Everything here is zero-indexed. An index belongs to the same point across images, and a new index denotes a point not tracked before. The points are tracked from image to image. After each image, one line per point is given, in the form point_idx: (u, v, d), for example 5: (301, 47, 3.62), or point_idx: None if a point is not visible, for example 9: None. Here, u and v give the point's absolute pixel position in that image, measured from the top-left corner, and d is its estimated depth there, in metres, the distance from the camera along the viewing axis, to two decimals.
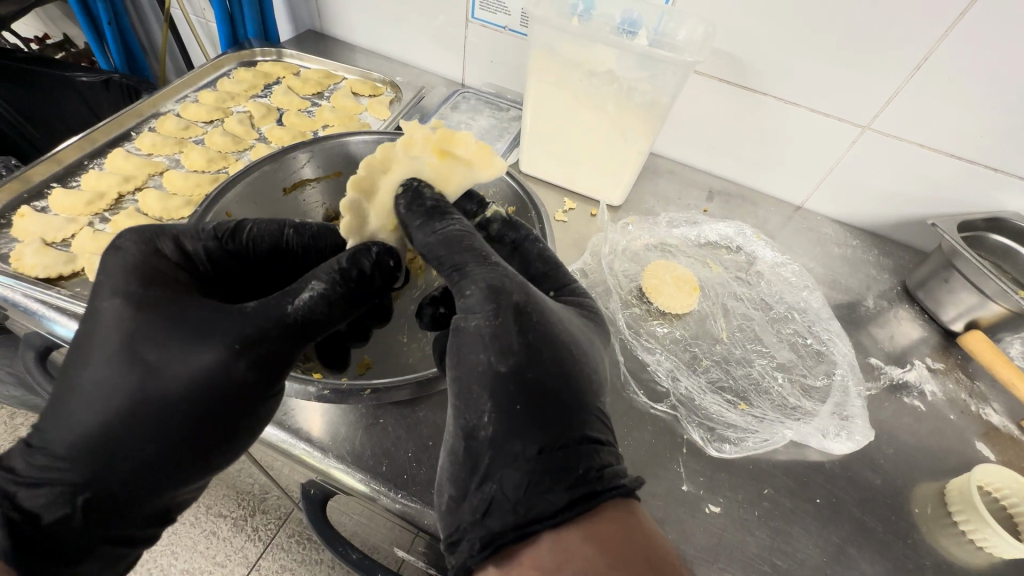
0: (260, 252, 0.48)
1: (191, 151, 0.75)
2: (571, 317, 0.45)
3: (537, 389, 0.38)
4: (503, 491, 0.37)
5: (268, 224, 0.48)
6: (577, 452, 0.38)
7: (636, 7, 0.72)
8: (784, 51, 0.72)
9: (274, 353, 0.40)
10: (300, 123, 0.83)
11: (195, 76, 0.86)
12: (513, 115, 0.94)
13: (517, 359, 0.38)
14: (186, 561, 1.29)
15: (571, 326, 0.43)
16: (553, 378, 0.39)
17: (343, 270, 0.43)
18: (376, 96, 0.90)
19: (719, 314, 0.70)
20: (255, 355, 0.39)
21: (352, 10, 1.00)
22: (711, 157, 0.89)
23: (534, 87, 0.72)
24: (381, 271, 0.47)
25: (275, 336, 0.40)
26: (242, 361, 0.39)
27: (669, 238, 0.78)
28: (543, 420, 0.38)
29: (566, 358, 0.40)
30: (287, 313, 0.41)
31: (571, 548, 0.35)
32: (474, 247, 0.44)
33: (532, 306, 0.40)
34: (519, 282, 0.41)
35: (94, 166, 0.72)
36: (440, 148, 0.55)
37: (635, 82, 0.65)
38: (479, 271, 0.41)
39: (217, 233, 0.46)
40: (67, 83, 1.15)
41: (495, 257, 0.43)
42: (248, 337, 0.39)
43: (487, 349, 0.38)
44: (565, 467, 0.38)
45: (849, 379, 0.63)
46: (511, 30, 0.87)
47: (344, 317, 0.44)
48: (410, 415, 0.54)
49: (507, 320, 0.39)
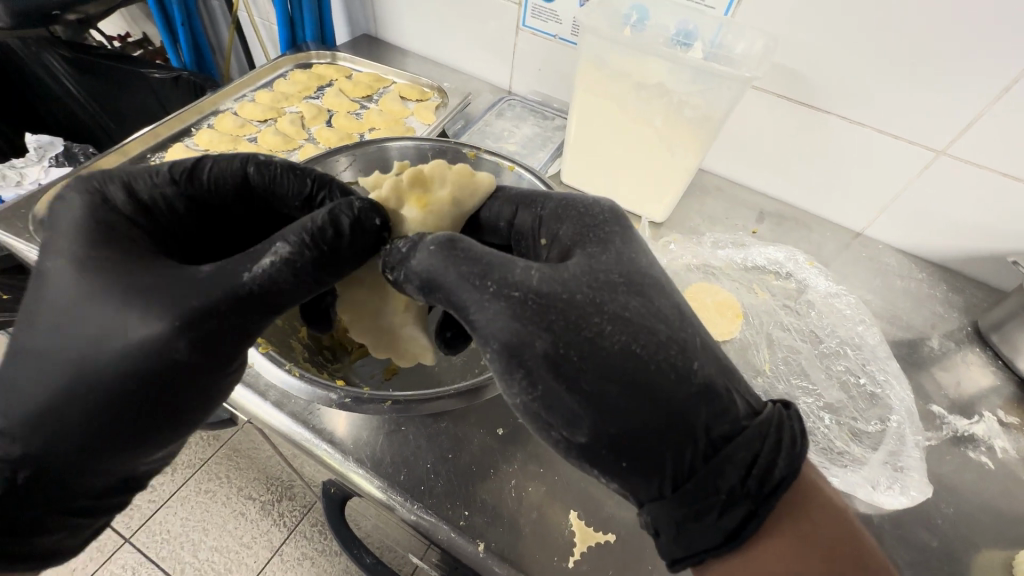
0: (227, 195, 0.45)
1: (245, 149, 0.77)
2: (600, 269, 0.38)
3: (616, 437, 0.35)
4: (659, 522, 0.36)
5: (230, 161, 0.44)
6: (709, 474, 0.34)
7: (692, 18, 0.70)
8: (849, 70, 0.67)
9: (221, 330, 0.36)
10: (348, 125, 0.84)
11: (253, 76, 0.89)
12: (558, 124, 0.92)
13: (579, 417, 0.34)
14: (215, 538, 1.35)
15: (614, 301, 0.36)
16: (611, 398, 0.34)
17: (318, 230, 0.38)
18: (424, 100, 0.91)
19: (762, 343, 0.66)
20: (198, 334, 0.35)
21: (407, 16, 1.02)
22: (764, 176, 0.84)
23: (581, 96, 0.70)
24: (363, 230, 0.42)
25: (226, 307, 0.36)
26: (186, 335, 0.34)
27: (713, 259, 0.74)
28: (645, 458, 0.35)
29: (616, 369, 0.34)
30: (242, 281, 0.36)
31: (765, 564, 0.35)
32: (470, 264, 0.37)
33: (559, 342, 0.34)
34: (535, 319, 0.34)
35: (156, 159, 0.75)
36: (416, 196, 0.52)
37: (687, 97, 0.63)
38: (482, 318, 0.36)
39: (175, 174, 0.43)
40: (141, 79, 1.24)
41: (493, 281, 0.36)
42: (193, 314, 0.35)
43: (554, 425, 0.35)
44: (705, 493, 0.34)
45: (905, 427, 0.58)
46: (561, 38, 0.87)
47: (314, 284, 0.39)
48: (431, 425, 0.54)
49: (539, 376, 0.34)
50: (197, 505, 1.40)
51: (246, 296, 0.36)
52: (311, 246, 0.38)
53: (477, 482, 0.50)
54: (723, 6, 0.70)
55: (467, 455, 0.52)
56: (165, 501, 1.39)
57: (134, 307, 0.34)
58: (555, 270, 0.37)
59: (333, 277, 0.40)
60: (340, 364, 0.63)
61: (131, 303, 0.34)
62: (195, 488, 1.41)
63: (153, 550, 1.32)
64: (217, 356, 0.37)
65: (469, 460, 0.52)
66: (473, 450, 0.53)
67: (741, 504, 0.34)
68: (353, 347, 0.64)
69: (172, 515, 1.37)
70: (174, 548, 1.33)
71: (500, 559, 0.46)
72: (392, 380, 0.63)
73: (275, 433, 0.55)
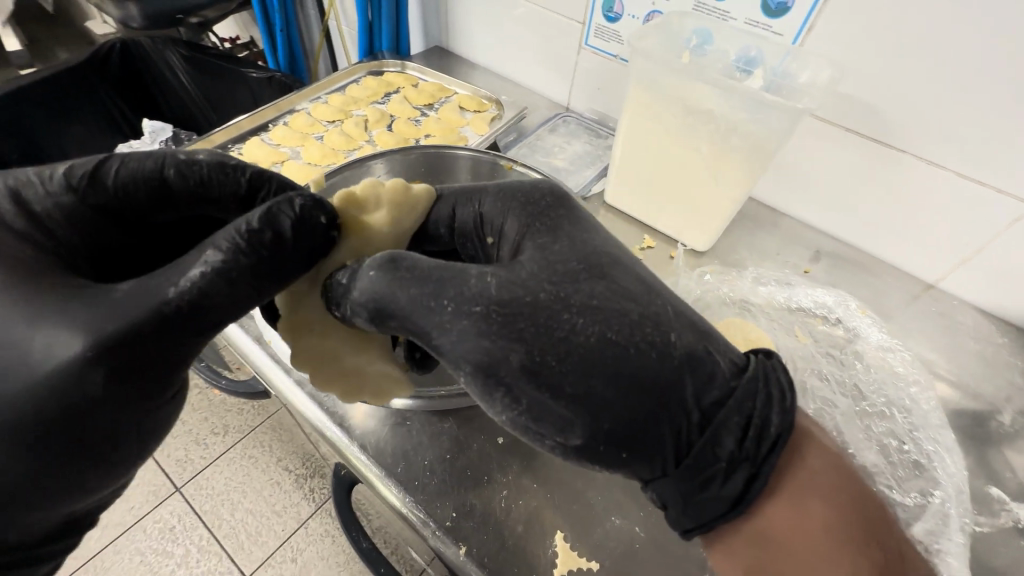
0: (139, 197, 0.48)
1: (310, 146, 0.84)
2: (555, 260, 0.42)
3: (610, 431, 0.38)
4: (668, 497, 0.39)
5: (141, 162, 0.47)
6: (703, 455, 0.37)
7: (755, 45, 0.69)
8: (927, 106, 0.62)
9: (139, 352, 0.39)
10: (406, 130, 0.89)
11: (329, 80, 0.96)
12: (610, 143, 0.92)
13: (566, 412, 0.37)
14: (251, 501, 1.45)
15: (579, 293, 0.40)
16: (597, 387, 0.37)
17: (248, 238, 0.41)
18: (481, 111, 0.94)
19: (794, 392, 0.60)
20: (115, 355, 0.38)
21: (477, 31, 1.06)
22: (824, 213, 0.79)
23: (629, 117, 0.69)
24: (301, 231, 0.44)
25: (152, 323, 0.39)
26: (103, 363, 0.37)
27: (753, 296, 0.68)
28: (642, 447, 0.38)
29: (603, 361, 0.37)
30: (171, 295, 0.39)
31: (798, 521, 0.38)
32: (418, 283, 0.40)
33: (534, 356, 0.37)
34: (502, 333, 0.37)
35: (235, 149, 0.83)
36: (353, 224, 0.51)
37: (736, 125, 0.61)
38: (440, 336, 0.39)
39: (73, 183, 0.46)
40: (241, 77, 1.38)
41: (446, 300, 0.39)
42: (109, 335, 0.38)
43: (546, 434, 0.38)
44: (707, 464, 0.38)
45: (951, 506, 0.52)
46: (621, 59, 0.88)
47: (250, 291, 0.42)
48: (432, 425, 0.55)
49: (518, 384, 0.37)
50: (240, 468, 1.51)
51: (172, 313, 0.39)
52: (245, 253, 0.41)
53: (468, 486, 0.51)
54: (793, 33, 0.68)
55: (465, 458, 0.53)
56: (214, 459, 1.51)
57: (61, 336, 0.37)
58: (511, 274, 0.41)
59: (268, 285, 0.43)
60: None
61: (60, 326, 0.37)
62: (241, 452, 1.53)
63: (198, 503, 1.43)
64: (139, 386, 0.39)
65: (466, 464, 0.53)
66: (471, 454, 0.53)
67: (741, 469, 0.37)
68: None
69: (218, 474, 1.49)
70: (215, 503, 1.44)
71: (479, 567, 0.46)
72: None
73: (293, 412, 0.59)
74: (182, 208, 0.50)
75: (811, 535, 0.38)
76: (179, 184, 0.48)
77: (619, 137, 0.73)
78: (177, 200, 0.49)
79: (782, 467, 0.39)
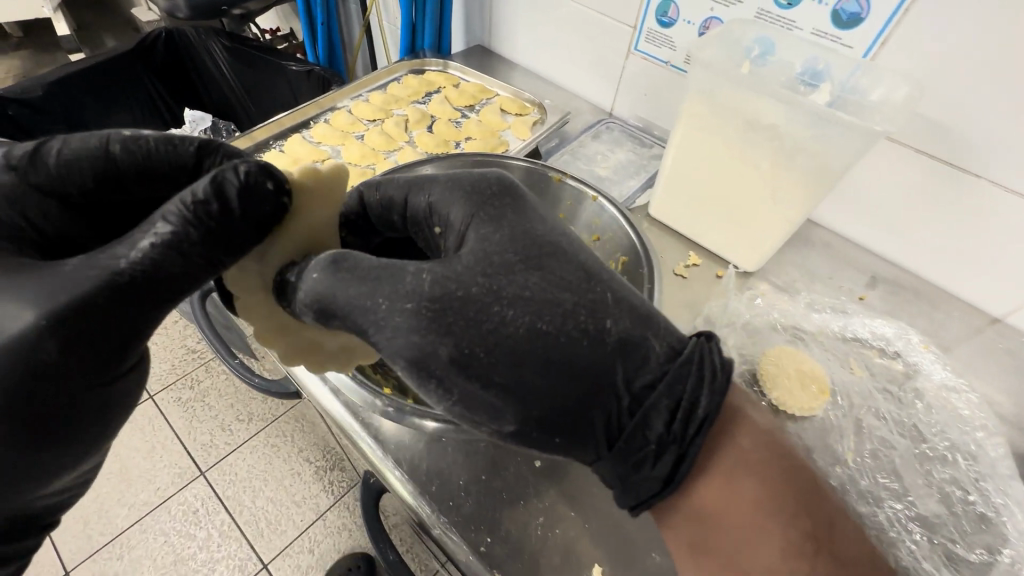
0: (85, 177, 0.45)
1: (351, 145, 0.83)
2: (497, 253, 0.41)
3: (541, 415, 0.39)
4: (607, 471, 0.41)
5: (80, 140, 0.45)
6: (634, 438, 0.38)
7: (824, 57, 0.65)
8: (1012, 130, 0.57)
9: (88, 327, 0.41)
10: (446, 131, 0.88)
11: (371, 78, 0.95)
12: (655, 153, 0.89)
13: (501, 406, 0.39)
14: (272, 490, 1.47)
15: (512, 284, 0.39)
16: (536, 378, 0.38)
17: (194, 206, 0.41)
18: (522, 115, 0.92)
19: (849, 430, 0.56)
20: (65, 334, 0.40)
21: (521, 31, 1.04)
22: (882, 237, 0.74)
23: (682, 129, 0.67)
24: (252, 202, 0.44)
25: (101, 298, 0.41)
26: (55, 335, 0.40)
27: (805, 323, 0.65)
28: (575, 438, 0.39)
29: (534, 351, 0.38)
30: (122, 266, 0.41)
31: (733, 496, 0.39)
32: (354, 280, 0.39)
33: (462, 347, 0.37)
34: (432, 329, 0.37)
35: (276, 146, 0.82)
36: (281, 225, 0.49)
37: (800, 142, 0.57)
38: (378, 339, 0.39)
39: (13, 162, 0.45)
40: (281, 69, 1.39)
41: (382, 300, 0.38)
42: (58, 313, 0.40)
43: (485, 421, 0.39)
44: (636, 448, 0.39)
45: (1021, 568, 0.48)
46: (672, 65, 0.84)
47: (199, 262, 0.43)
48: (467, 443, 0.53)
49: (452, 373, 0.37)
50: (262, 456, 1.53)
51: (124, 283, 0.41)
52: (194, 225, 0.41)
53: (503, 509, 0.50)
54: (865, 46, 0.64)
55: (500, 480, 0.51)
56: (237, 446, 1.54)
57: (23, 306, 0.40)
58: (448, 268, 0.40)
59: (223, 253, 0.44)
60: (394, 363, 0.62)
61: (9, 310, 0.39)
62: (264, 440, 1.55)
63: (220, 488, 1.46)
64: (89, 355, 0.42)
65: (501, 486, 0.51)
66: (507, 476, 0.52)
67: (669, 452, 0.39)
68: None
69: (241, 460, 1.51)
70: (237, 490, 1.46)
71: None
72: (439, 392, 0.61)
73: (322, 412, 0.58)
74: (134, 189, 0.47)
75: (743, 511, 0.39)
76: (124, 160, 0.45)
77: (670, 149, 0.70)
78: (125, 179, 0.46)
79: (709, 445, 0.41)
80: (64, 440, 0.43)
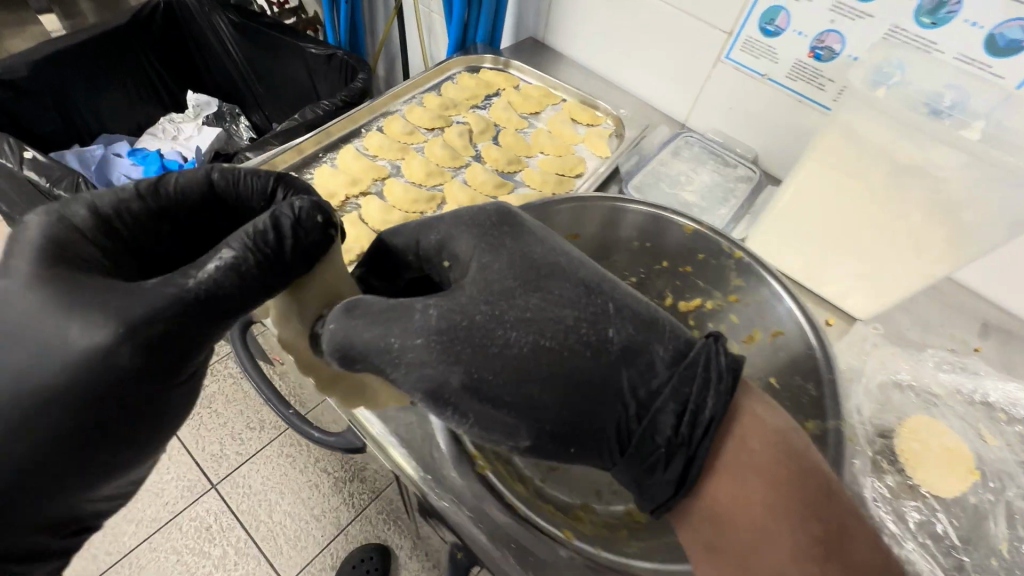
0: (194, 206, 0.47)
1: (412, 160, 0.72)
2: (492, 278, 0.42)
3: (569, 424, 0.39)
4: (625, 476, 0.40)
5: (190, 171, 0.47)
6: (653, 446, 0.38)
7: (967, 85, 0.58)
8: None
9: (169, 337, 0.38)
10: (515, 145, 0.78)
11: (424, 77, 0.84)
12: (741, 174, 0.82)
13: (511, 418, 0.38)
14: (289, 503, 1.40)
15: (513, 307, 0.39)
16: (532, 391, 0.38)
17: (255, 235, 0.41)
18: (595, 126, 0.83)
19: (1003, 516, 0.50)
20: (143, 341, 0.38)
21: (586, 27, 0.94)
22: (999, 282, 0.69)
23: (815, 163, 0.59)
24: (304, 232, 0.44)
25: (179, 310, 0.39)
26: (131, 342, 0.37)
27: (935, 385, 0.59)
28: (586, 443, 0.39)
29: (535, 364, 0.38)
30: (190, 286, 0.40)
31: (742, 498, 0.36)
32: (369, 318, 0.40)
33: (471, 373, 0.37)
34: (442, 357, 0.37)
35: (327, 160, 0.71)
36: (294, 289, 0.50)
37: (965, 199, 0.51)
38: (402, 377, 0.39)
39: (141, 188, 0.45)
40: (298, 51, 1.24)
41: (394, 341, 0.39)
42: (137, 321, 0.37)
43: (507, 441, 0.39)
44: (647, 453, 0.39)
45: None
46: (770, 80, 0.77)
47: (260, 289, 0.42)
48: (630, 567, 0.45)
49: (461, 399, 0.38)
50: (277, 467, 1.45)
51: (193, 302, 0.39)
52: (256, 250, 0.41)
53: None
54: (1018, 77, 0.58)
55: None
56: (250, 456, 1.45)
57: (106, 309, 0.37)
58: (451, 301, 0.40)
59: (286, 281, 0.44)
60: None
61: (89, 312, 0.37)
62: (278, 450, 1.47)
63: (234, 501, 1.38)
64: (167, 361, 0.39)
65: None
66: None
67: (679, 453, 0.37)
68: None
69: (254, 472, 1.43)
70: (252, 504, 1.39)
71: None
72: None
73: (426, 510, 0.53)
74: (228, 219, 0.49)
75: (752, 512, 0.36)
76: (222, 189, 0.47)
77: (788, 186, 0.63)
78: (224, 207, 0.49)
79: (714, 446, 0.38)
80: (135, 448, 0.40)
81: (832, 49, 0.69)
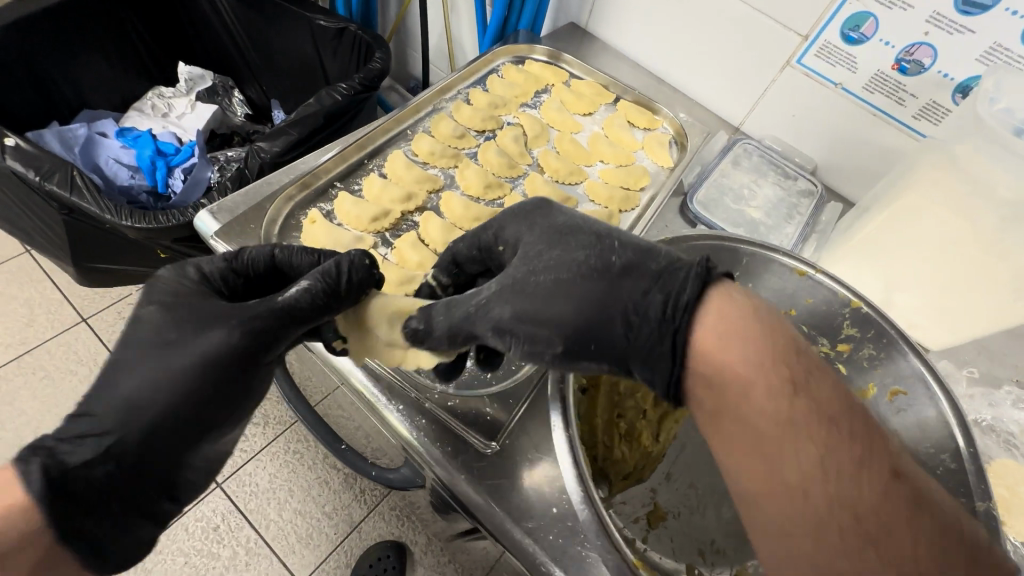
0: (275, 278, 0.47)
1: (467, 169, 0.66)
2: (528, 246, 0.42)
3: (589, 330, 0.36)
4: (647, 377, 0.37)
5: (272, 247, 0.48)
6: (653, 331, 0.35)
7: None
8: None
9: (271, 329, 0.40)
10: (574, 152, 0.72)
11: (468, 71, 0.77)
12: (802, 188, 0.78)
13: (543, 332, 0.37)
14: (300, 501, 1.33)
15: (541, 257, 0.40)
16: (558, 309, 0.37)
17: (333, 268, 0.43)
18: (653, 131, 0.77)
19: None
20: (256, 330, 0.40)
21: (637, 18, 0.86)
22: None
23: (913, 196, 0.57)
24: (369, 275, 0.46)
25: (276, 318, 0.40)
26: (246, 332, 0.39)
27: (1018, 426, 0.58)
28: (605, 337, 0.36)
29: (563, 290, 0.37)
30: (277, 301, 0.41)
31: (722, 362, 0.33)
32: (450, 310, 0.42)
33: (517, 314, 0.38)
34: (494, 296, 0.39)
35: (373, 168, 0.64)
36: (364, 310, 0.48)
37: None
38: (483, 330, 0.40)
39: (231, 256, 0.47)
40: (304, 23, 1.13)
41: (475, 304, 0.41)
42: (255, 315, 0.40)
43: (543, 353, 0.38)
44: (649, 342, 0.35)
45: None
46: (843, 89, 0.72)
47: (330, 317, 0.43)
48: None
49: (522, 341, 0.38)
50: (285, 463, 1.38)
51: (288, 314, 0.41)
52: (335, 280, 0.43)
53: None
54: None
55: None
56: (254, 454, 1.37)
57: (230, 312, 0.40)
58: (507, 275, 0.40)
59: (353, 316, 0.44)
60: (602, 498, 0.44)
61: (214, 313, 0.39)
62: (285, 446, 1.40)
63: (241, 501, 1.31)
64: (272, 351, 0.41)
65: None
66: None
67: (666, 331, 0.34)
68: (616, 478, 0.46)
69: (261, 470, 1.35)
70: (260, 502, 1.32)
71: None
72: (658, 533, 0.46)
73: None
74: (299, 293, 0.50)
75: (737, 378, 0.32)
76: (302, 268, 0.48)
77: (877, 216, 0.61)
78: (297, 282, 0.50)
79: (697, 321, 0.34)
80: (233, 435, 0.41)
81: (921, 63, 0.65)
